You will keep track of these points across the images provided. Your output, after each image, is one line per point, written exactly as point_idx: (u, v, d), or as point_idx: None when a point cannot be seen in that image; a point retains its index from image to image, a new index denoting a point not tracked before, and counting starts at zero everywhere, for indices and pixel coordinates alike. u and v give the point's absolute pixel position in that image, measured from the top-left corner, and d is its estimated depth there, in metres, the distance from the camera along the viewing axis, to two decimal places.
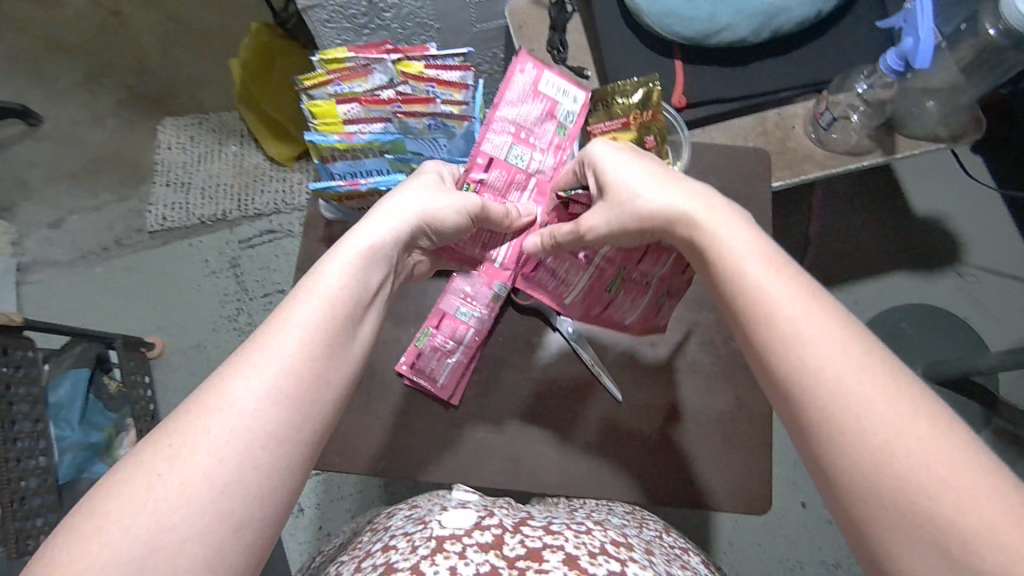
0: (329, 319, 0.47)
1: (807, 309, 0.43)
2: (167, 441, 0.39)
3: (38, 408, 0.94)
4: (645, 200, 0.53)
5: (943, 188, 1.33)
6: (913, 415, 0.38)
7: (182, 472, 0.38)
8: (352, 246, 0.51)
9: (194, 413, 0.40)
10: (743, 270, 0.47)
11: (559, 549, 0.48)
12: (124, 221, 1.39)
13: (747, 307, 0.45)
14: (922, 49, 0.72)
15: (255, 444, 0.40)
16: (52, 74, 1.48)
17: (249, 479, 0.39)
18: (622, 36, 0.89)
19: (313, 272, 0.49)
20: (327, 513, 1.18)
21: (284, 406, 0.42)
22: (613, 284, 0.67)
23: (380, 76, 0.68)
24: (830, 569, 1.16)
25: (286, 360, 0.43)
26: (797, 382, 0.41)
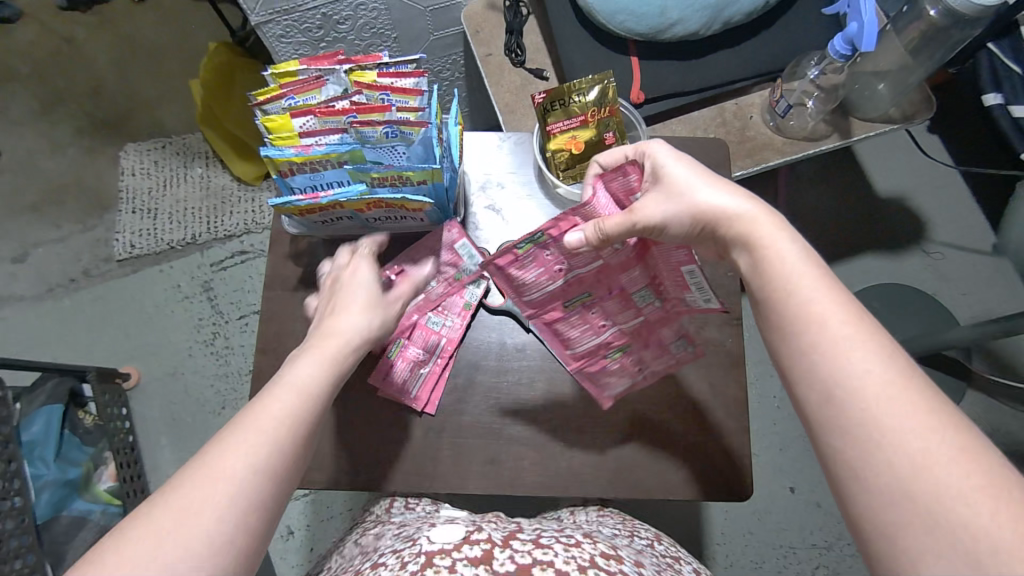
0: (302, 403, 0.48)
1: (852, 314, 0.43)
2: (167, 506, 0.41)
3: (12, 446, 0.91)
4: (702, 196, 0.53)
5: (902, 167, 1.36)
6: (952, 426, 0.38)
7: (186, 535, 0.40)
8: (315, 354, 0.52)
9: (196, 482, 0.41)
10: (793, 269, 0.46)
11: (548, 566, 0.48)
12: (91, 251, 1.37)
13: (792, 306, 0.45)
14: (867, 32, 0.74)
15: (244, 512, 0.42)
16: (8, 106, 1.46)
17: (240, 544, 0.41)
18: (577, 35, 0.91)
19: (289, 369, 0.50)
20: (317, 534, 1.16)
21: (271, 480, 0.44)
22: (586, 306, 0.65)
23: (334, 87, 0.70)
24: (822, 552, 1.17)
25: (268, 433, 0.45)
26: (837, 382, 0.41)
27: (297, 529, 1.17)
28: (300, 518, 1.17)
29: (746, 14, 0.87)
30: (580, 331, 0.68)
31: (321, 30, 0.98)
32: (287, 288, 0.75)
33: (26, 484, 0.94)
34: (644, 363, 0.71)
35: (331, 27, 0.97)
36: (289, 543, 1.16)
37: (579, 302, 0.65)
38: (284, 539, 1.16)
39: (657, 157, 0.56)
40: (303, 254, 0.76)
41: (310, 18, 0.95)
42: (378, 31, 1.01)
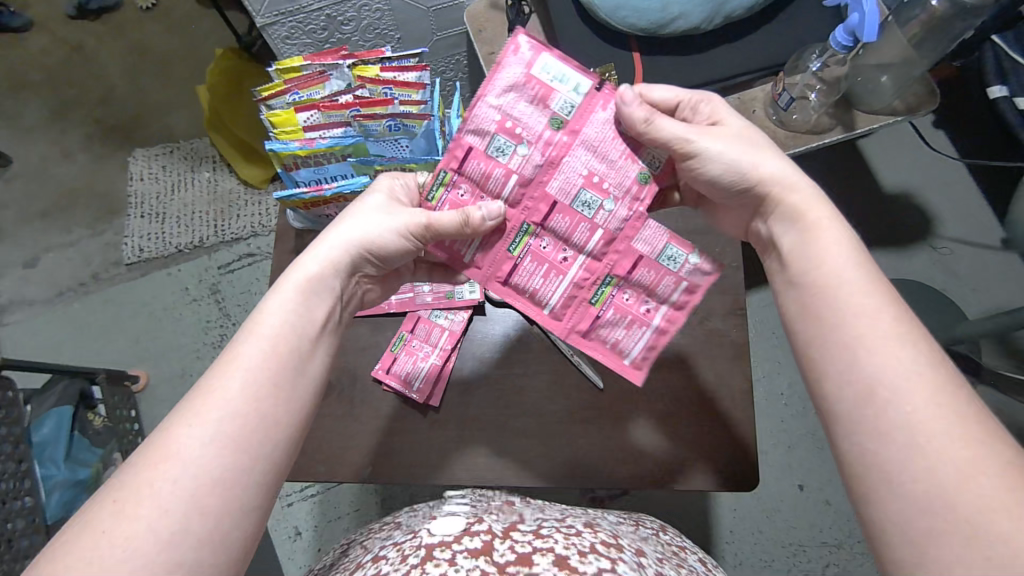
0: (273, 359, 0.46)
1: (905, 314, 0.43)
2: (110, 500, 0.39)
3: (21, 447, 0.92)
4: (759, 161, 0.54)
5: (909, 162, 1.36)
6: (998, 439, 0.37)
7: (125, 530, 0.37)
8: (291, 282, 0.51)
9: (139, 468, 0.40)
10: (840, 255, 0.47)
11: (549, 552, 0.48)
12: (100, 255, 1.38)
13: (842, 293, 0.45)
14: (868, 22, 0.74)
15: (203, 491, 0.39)
16: (20, 114, 1.48)
17: (196, 528, 0.38)
18: (579, 33, 0.91)
19: (256, 309, 0.49)
20: (324, 535, 1.16)
21: (228, 452, 0.41)
22: (535, 241, 0.61)
23: (336, 82, 0.71)
24: (832, 550, 1.16)
25: (229, 400, 0.43)
26: (881, 381, 0.40)
27: (304, 530, 1.17)
28: (307, 519, 1.17)
29: (747, 9, 0.87)
30: (542, 278, 0.62)
31: (326, 32, 0.99)
32: None
33: (37, 484, 0.95)
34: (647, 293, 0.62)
35: (335, 28, 0.98)
36: (297, 543, 1.16)
37: (522, 242, 0.61)
38: (292, 540, 1.16)
39: (724, 118, 0.58)
40: None
41: (315, 20, 0.96)
42: (381, 32, 1.02)
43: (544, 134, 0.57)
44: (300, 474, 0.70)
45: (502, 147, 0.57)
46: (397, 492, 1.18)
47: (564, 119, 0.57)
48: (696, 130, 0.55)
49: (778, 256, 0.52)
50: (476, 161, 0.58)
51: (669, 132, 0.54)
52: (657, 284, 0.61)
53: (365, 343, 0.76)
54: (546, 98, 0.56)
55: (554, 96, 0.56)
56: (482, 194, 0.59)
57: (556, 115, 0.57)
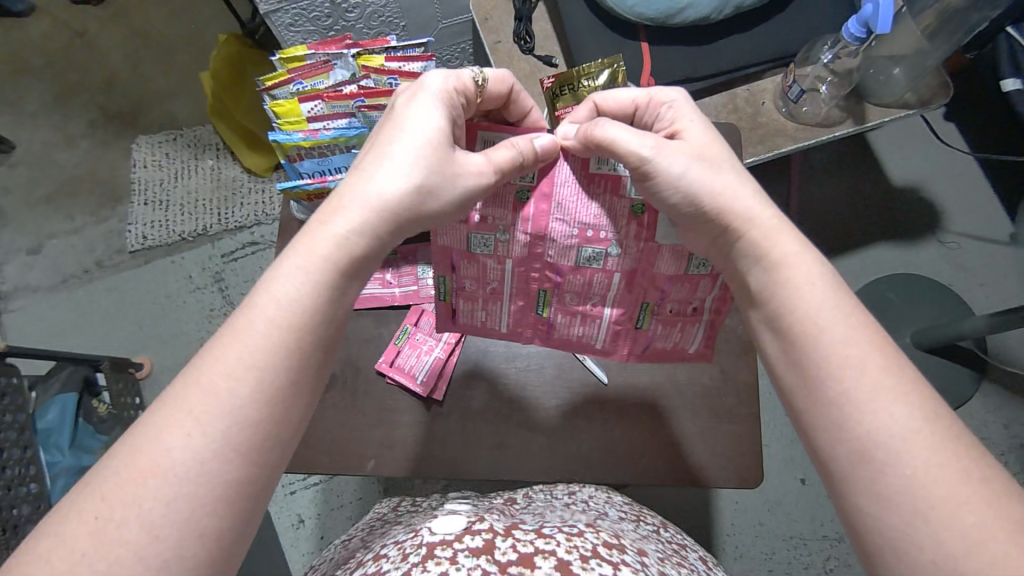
0: (246, 324, 0.44)
1: (890, 363, 0.42)
2: (92, 513, 0.37)
3: (26, 434, 0.92)
4: (717, 185, 0.50)
5: (918, 155, 1.34)
6: (1004, 496, 0.37)
7: (111, 555, 0.36)
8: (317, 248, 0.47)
9: (126, 480, 0.38)
10: (815, 302, 0.45)
11: (550, 554, 0.48)
12: (104, 242, 1.38)
13: (817, 346, 0.44)
14: (882, 14, 0.72)
15: (156, 477, 0.38)
16: (23, 99, 1.47)
17: (191, 550, 0.38)
18: (587, 21, 0.90)
19: (268, 283, 0.45)
20: (327, 523, 1.17)
21: (227, 467, 0.40)
22: (558, 301, 0.64)
23: (341, 72, 0.69)
24: (833, 544, 1.17)
25: (194, 378, 0.42)
26: (875, 446, 0.40)
27: (307, 518, 1.18)
28: (310, 507, 1.18)
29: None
30: (581, 327, 0.66)
31: (330, 19, 0.98)
32: None
33: (42, 470, 0.95)
34: (685, 302, 0.62)
35: (339, 15, 0.97)
36: (300, 531, 1.17)
37: (548, 305, 0.65)
38: (295, 528, 1.17)
39: (684, 130, 0.54)
40: None
41: (319, 7, 0.94)
42: (386, 19, 1.01)
43: (518, 212, 0.58)
44: (303, 465, 0.70)
45: (487, 239, 0.59)
46: (399, 481, 1.18)
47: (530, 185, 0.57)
48: (653, 143, 0.51)
49: (748, 295, 0.51)
50: (467, 266, 0.62)
51: (623, 148, 0.51)
52: (693, 292, 0.61)
53: (369, 335, 0.76)
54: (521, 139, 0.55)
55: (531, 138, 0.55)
56: (488, 282, 0.63)
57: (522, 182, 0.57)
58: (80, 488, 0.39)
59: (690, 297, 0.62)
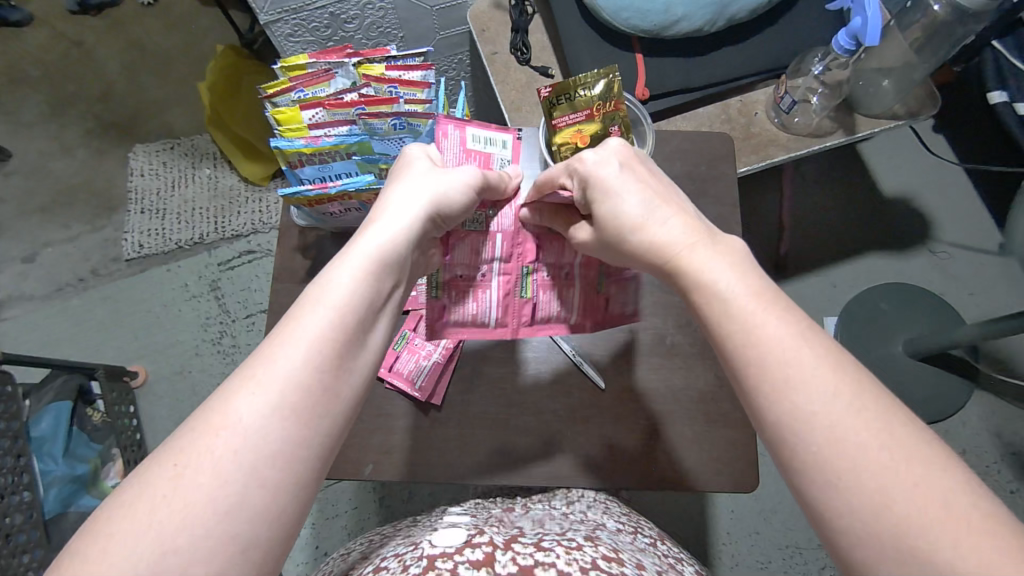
0: (340, 329, 0.41)
1: (799, 348, 0.37)
2: (170, 460, 0.35)
3: (20, 442, 0.91)
4: (646, 230, 0.47)
5: (908, 165, 1.36)
6: (922, 462, 0.33)
7: (183, 496, 0.33)
8: (361, 253, 0.45)
9: (199, 429, 0.36)
10: (755, 353, 0.38)
11: (552, 571, 0.48)
12: (100, 251, 1.38)
13: (732, 350, 0.39)
14: (871, 26, 0.74)
15: (265, 461, 0.35)
16: (20, 108, 1.47)
17: (256, 501, 0.35)
18: (583, 32, 0.91)
19: (320, 278, 0.43)
20: (322, 533, 1.16)
21: (292, 423, 0.37)
22: (534, 275, 0.67)
23: (342, 80, 0.71)
24: (828, 552, 1.17)
25: (293, 371, 0.38)
26: (786, 425, 0.36)
27: (302, 528, 1.17)
28: (306, 517, 1.17)
29: (749, 12, 0.87)
30: (560, 301, 0.67)
31: (329, 30, 0.99)
32: (295, 280, 0.76)
33: (35, 479, 0.94)
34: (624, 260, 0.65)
35: (339, 26, 0.98)
36: (295, 541, 1.16)
37: (529, 283, 0.67)
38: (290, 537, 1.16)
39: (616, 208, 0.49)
40: (311, 247, 0.77)
41: (318, 18, 0.96)
42: (384, 30, 1.02)
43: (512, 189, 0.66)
44: None
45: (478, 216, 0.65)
46: (395, 490, 1.18)
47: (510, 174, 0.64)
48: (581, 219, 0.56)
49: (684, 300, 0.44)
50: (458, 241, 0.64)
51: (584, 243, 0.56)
52: None
53: None
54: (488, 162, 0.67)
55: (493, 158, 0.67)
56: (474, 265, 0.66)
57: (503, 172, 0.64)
58: (161, 443, 0.36)
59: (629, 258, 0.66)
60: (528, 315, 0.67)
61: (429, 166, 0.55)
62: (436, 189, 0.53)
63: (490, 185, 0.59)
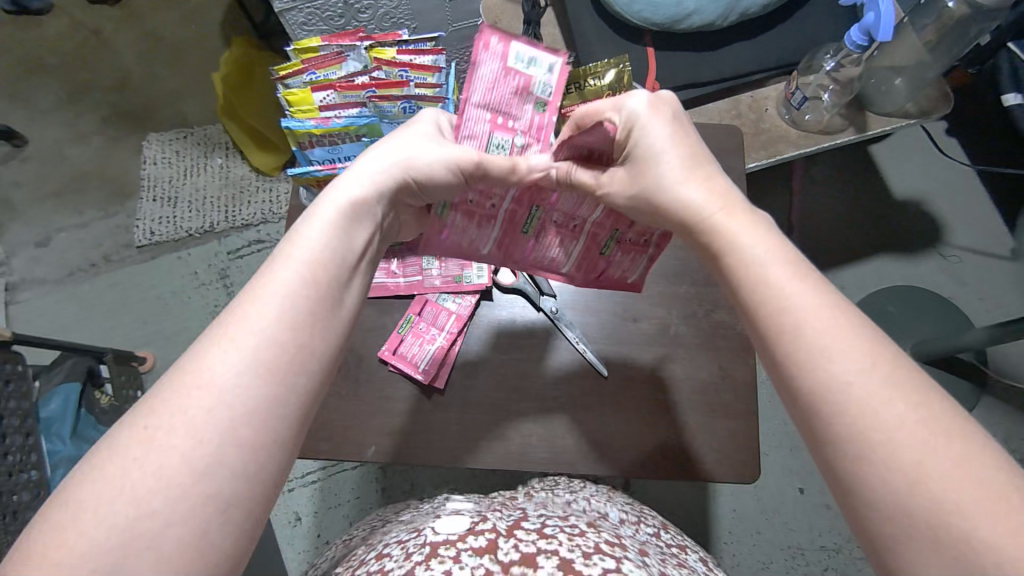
0: (312, 286, 0.42)
1: (834, 322, 0.38)
2: (144, 421, 0.36)
3: (29, 421, 0.93)
4: (667, 185, 0.48)
5: (920, 167, 1.35)
6: (948, 434, 0.34)
7: (157, 456, 0.34)
8: (333, 205, 0.46)
9: (170, 391, 0.36)
10: (796, 325, 0.39)
11: (553, 554, 0.48)
12: (112, 237, 1.40)
13: (778, 336, 0.39)
14: (883, 23, 0.74)
15: (239, 419, 0.36)
16: (37, 95, 1.49)
17: (232, 458, 0.36)
18: (595, 25, 0.92)
19: (291, 235, 0.44)
20: (323, 522, 1.17)
21: (266, 379, 0.38)
22: (545, 218, 0.62)
23: (353, 64, 0.71)
24: (831, 555, 1.16)
25: (264, 329, 0.39)
26: (822, 398, 0.36)
27: (304, 516, 1.17)
28: (308, 505, 1.18)
29: (761, 6, 0.88)
30: (560, 248, 0.64)
31: (342, 19, 1.00)
32: None
33: (43, 458, 0.96)
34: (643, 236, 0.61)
35: (352, 16, 0.99)
36: (297, 529, 1.16)
37: (534, 222, 0.62)
38: (292, 525, 1.17)
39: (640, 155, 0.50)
40: None
41: (332, 7, 0.97)
42: (397, 21, 1.03)
43: (534, 121, 0.56)
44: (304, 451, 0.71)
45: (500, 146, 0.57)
46: (397, 480, 1.19)
47: (547, 100, 0.55)
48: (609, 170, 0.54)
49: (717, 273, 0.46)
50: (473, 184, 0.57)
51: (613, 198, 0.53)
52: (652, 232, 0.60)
53: (372, 324, 0.76)
54: (525, 86, 0.54)
55: (533, 83, 0.54)
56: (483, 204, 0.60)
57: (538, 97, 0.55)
58: (135, 406, 0.37)
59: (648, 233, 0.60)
60: (524, 252, 0.65)
61: (428, 129, 0.56)
62: (418, 155, 0.52)
63: (490, 171, 0.54)
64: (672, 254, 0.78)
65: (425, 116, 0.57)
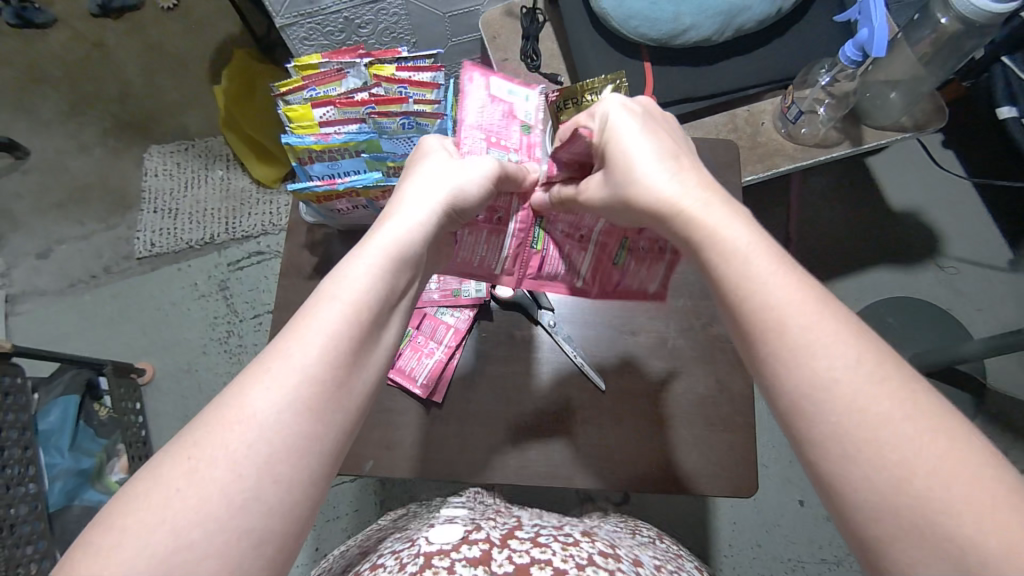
0: (356, 324, 0.41)
1: (815, 317, 0.37)
2: (184, 454, 0.34)
3: (27, 432, 0.93)
4: (641, 178, 0.47)
5: (917, 179, 1.36)
6: (933, 430, 0.32)
7: (197, 488, 0.33)
8: (378, 244, 0.46)
9: (214, 424, 0.35)
10: (781, 326, 0.37)
11: (547, 565, 0.48)
12: (112, 248, 1.40)
13: (773, 357, 0.37)
14: (877, 37, 0.74)
15: (278, 454, 0.35)
16: (40, 108, 1.50)
17: (269, 495, 0.34)
18: (593, 40, 0.92)
19: (336, 271, 0.43)
20: (322, 534, 1.17)
21: (307, 416, 0.37)
22: (552, 229, 0.67)
23: (354, 80, 0.73)
24: (831, 568, 1.16)
25: (308, 366, 0.38)
26: (804, 394, 0.35)
27: None
28: None
29: (758, 21, 0.88)
30: (572, 258, 0.68)
31: (343, 34, 1.01)
32: (303, 276, 0.77)
33: (41, 470, 0.95)
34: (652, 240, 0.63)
35: (353, 31, 1.00)
36: None
37: (542, 234, 0.67)
38: None
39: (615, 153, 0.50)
40: (319, 245, 0.78)
41: (333, 22, 0.98)
42: (397, 36, 1.04)
43: (525, 141, 0.71)
44: None
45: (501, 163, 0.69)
46: (396, 492, 1.18)
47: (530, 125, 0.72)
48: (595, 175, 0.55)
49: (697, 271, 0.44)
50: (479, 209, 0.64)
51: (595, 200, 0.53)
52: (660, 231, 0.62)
53: None
54: (512, 113, 0.71)
55: (517, 111, 0.72)
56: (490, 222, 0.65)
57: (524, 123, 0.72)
58: (177, 437, 0.36)
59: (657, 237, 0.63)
60: (537, 267, 0.68)
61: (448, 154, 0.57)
62: (451, 181, 0.53)
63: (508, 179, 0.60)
64: None
65: (432, 144, 0.58)
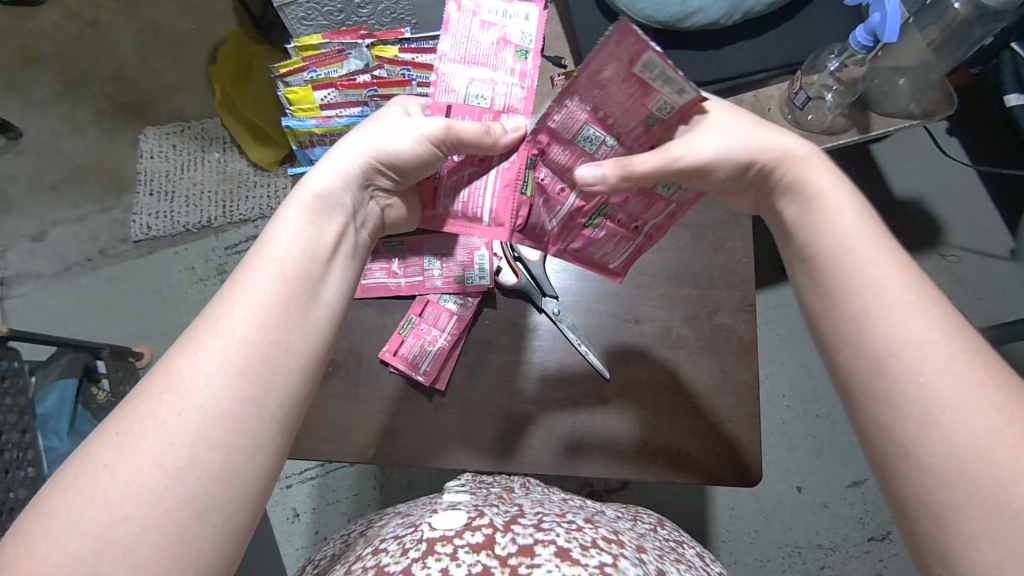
0: (285, 283, 0.45)
1: (897, 273, 0.43)
2: (116, 429, 0.38)
3: (25, 416, 0.92)
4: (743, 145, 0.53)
5: (921, 167, 1.35)
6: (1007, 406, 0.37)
7: (128, 462, 0.36)
8: (300, 201, 0.50)
9: (144, 397, 0.39)
10: (862, 281, 0.43)
11: (550, 543, 0.48)
12: (108, 231, 1.39)
13: (852, 315, 0.43)
14: (889, 23, 0.73)
15: (213, 422, 0.38)
16: (32, 87, 1.48)
17: (206, 462, 0.37)
18: (597, 24, 0.91)
19: (265, 236, 0.48)
20: (322, 518, 1.17)
21: (238, 378, 0.40)
22: (537, 178, 0.61)
23: (355, 62, 0.70)
24: (827, 553, 1.17)
25: (238, 332, 0.41)
26: (885, 355, 0.40)
27: (302, 512, 1.18)
28: (306, 501, 1.18)
29: (766, 5, 0.87)
30: (552, 215, 0.63)
31: (342, 14, 0.99)
32: None
33: (39, 454, 0.95)
34: (635, 218, 0.61)
35: (352, 11, 0.98)
36: (295, 525, 1.17)
37: (531, 182, 0.62)
38: (290, 521, 1.17)
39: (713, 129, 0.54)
40: None
41: (332, 2, 0.96)
42: (397, 17, 1.02)
43: (518, 68, 0.63)
44: (304, 451, 0.71)
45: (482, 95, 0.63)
46: (395, 478, 1.18)
47: (528, 48, 0.64)
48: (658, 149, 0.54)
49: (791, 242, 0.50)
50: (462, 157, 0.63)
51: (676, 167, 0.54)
52: (646, 211, 0.60)
53: (373, 324, 0.76)
54: (505, 37, 0.63)
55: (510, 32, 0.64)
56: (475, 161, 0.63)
57: (519, 46, 0.64)
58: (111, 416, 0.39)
59: (640, 215, 0.61)
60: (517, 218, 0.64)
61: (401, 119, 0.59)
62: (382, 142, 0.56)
63: (465, 142, 0.57)
64: (673, 255, 0.76)
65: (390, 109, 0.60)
